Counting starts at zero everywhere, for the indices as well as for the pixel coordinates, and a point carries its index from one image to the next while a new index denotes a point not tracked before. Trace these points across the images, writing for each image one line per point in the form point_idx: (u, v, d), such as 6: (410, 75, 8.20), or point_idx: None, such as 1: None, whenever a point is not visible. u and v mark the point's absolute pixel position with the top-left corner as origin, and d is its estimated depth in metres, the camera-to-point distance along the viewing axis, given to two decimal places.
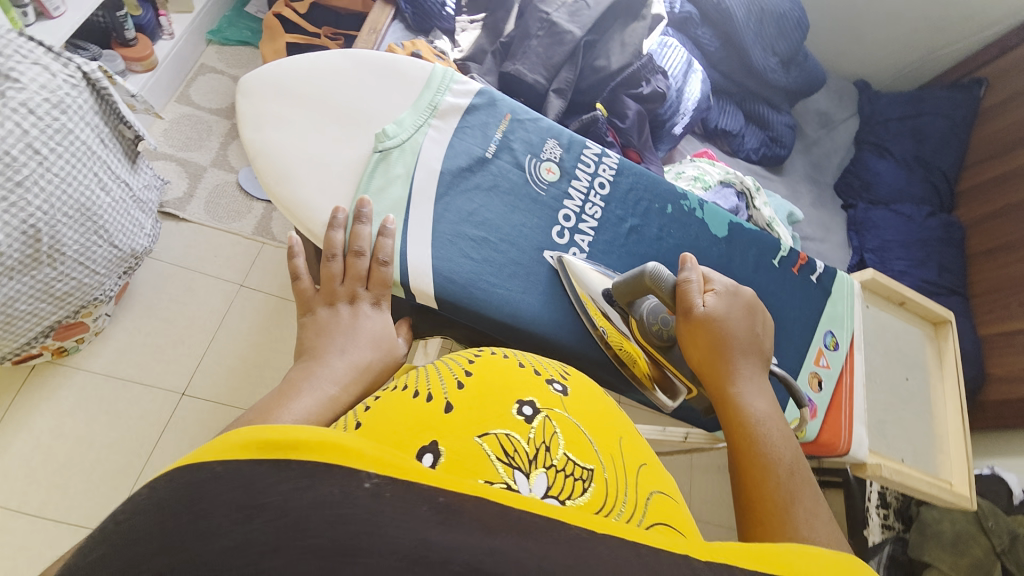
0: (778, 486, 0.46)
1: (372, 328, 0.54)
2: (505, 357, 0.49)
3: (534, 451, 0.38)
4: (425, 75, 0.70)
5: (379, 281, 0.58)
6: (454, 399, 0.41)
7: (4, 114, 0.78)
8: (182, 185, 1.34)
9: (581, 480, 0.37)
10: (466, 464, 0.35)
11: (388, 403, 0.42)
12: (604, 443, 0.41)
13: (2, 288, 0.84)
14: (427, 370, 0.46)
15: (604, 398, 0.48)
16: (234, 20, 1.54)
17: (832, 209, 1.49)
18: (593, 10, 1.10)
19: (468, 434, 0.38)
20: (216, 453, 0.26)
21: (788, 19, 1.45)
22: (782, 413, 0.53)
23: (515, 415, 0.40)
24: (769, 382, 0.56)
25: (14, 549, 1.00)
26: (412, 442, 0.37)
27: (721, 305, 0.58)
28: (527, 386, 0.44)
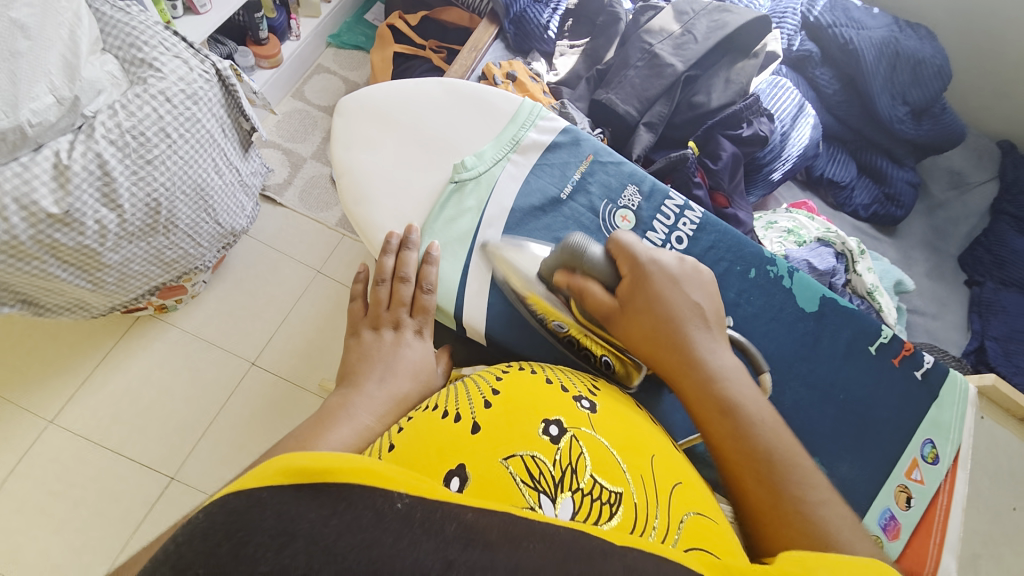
0: (761, 479, 0.45)
1: (412, 358, 0.54)
2: (533, 372, 0.49)
3: (561, 473, 0.38)
4: (512, 109, 0.70)
5: (423, 309, 0.59)
6: (480, 419, 0.41)
7: (144, 99, 0.89)
8: (283, 173, 1.46)
9: (609, 505, 0.37)
10: (495, 489, 0.36)
11: (417, 424, 0.42)
12: (634, 462, 0.41)
13: (121, 251, 0.95)
14: (455, 388, 0.46)
15: (634, 419, 0.47)
16: (352, 26, 1.66)
17: (951, 283, 1.29)
18: (701, 44, 1.05)
19: (494, 456, 0.38)
20: (260, 479, 0.31)
21: (926, 67, 1.29)
22: (750, 387, 0.50)
23: (542, 436, 0.40)
24: (730, 355, 0.52)
25: (97, 475, 1.14)
26: (440, 465, 0.38)
27: (647, 286, 0.55)
28: (554, 403, 0.43)
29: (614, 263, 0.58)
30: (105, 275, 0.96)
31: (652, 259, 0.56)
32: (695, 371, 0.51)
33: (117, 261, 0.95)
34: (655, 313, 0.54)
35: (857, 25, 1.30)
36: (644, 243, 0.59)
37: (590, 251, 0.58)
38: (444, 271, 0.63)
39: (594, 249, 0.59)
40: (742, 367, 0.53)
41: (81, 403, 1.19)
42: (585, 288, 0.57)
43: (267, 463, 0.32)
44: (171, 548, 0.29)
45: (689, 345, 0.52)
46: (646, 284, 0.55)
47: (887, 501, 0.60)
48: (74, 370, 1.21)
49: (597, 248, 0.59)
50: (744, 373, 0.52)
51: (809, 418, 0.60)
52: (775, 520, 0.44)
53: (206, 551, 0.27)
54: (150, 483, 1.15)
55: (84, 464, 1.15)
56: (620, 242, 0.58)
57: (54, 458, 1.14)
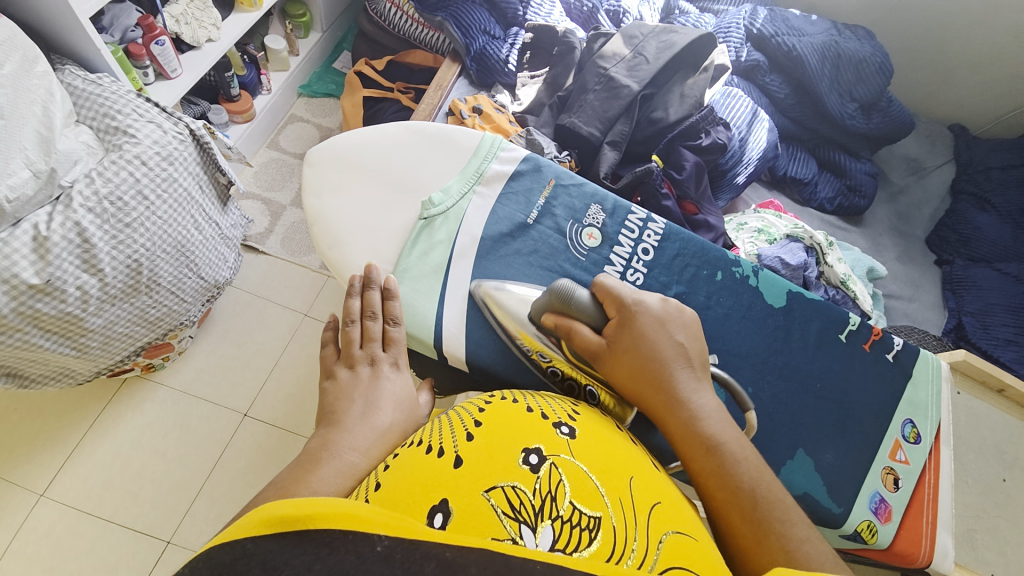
0: (745, 514, 0.47)
1: (393, 389, 0.55)
2: (515, 401, 0.50)
3: (540, 502, 0.38)
4: (474, 143, 0.74)
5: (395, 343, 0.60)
6: (462, 452, 0.42)
7: (120, 164, 0.91)
8: (264, 222, 1.48)
9: (588, 530, 0.37)
10: (477, 524, 0.36)
11: (402, 461, 0.43)
12: (612, 485, 0.41)
13: (104, 314, 0.95)
14: (438, 423, 0.47)
15: (615, 441, 0.48)
16: (322, 75, 1.72)
17: (922, 265, 1.34)
18: (652, 64, 1.10)
19: (475, 489, 0.39)
20: (247, 528, 0.33)
21: (867, 65, 1.36)
22: (729, 426, 0.52)
23: (522, 465, 0.41)
24: (710, 394, 0.54)
25: (90, 547, 1.11)
26: (423, 502, 0.38)
27: (632, 327, 0.57)
28: (534, 432, 0.44)
29: (602, 307, 0.60)
30: (88, 340, 0.96)
31: (636, 301, 0.59)
32: (680, 411, 0.53)
33: (100, 325, 0.96)
34: (640, 354, 0.56)
35: (797, 33, 1.38)
36: (628, 287, 0.62)
37: (578, 296, 0.59)
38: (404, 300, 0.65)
39: (583, 293, 0.60)
40: (722, 405, 0.55)
41: (71, 473, 1.16)
42: (572, 330, 0.59)
43: (249, 514, 0.34)
44: None
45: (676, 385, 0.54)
46: (631, 326, 0.57)
47: (876, 485, 0.61)
48: (61, 440, 1.19)
49: (585, 291, 0.61)
50: (725, 411, 0.54)
51: (791, 411, 0.62)
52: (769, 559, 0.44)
53: None
54: (147, 549, 1.12)
55: (76, 536, 1.11)
56: (606, 288, 0.61)
57: (45, 534, 1.11)
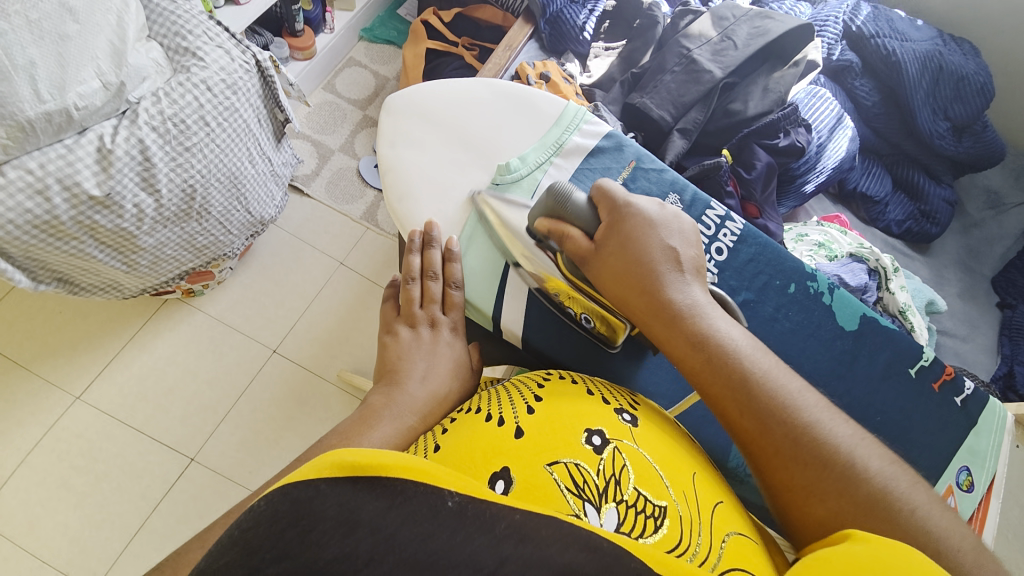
0: (743, 412, 0.46)
1: (451, 356, 0.56)
2: (574, 381, 0.49)
3: (605, 484, 0.38)
4: (556, 112, 0.70)
5: (454, 307, 0.61)
6: (524, 424, 0.42)
7: (187, 87, 0.91)
8: (311, 164, 1.47)
9: (653, 517, 0.37)
10: (540, 496, 0.37)
11: (461, 425, 0.44)
12: (676, 478, 0.41)
13: (156, 234, 0.97)
14: (498, 392, 0.48)
15: (675, 436, 0.47)
16: (385, 21, 1.68)
17: (984, 305, 1.26)
18: (740, 51, 1.03)
19: (537, 461, 0.39)
20: (317, 471, 0.32)
21: (969, 83, 1.26)
22: (716, 321, 0.50)
23: (585, 445, 0.40)
24: (697, 291, 0.52)
25: (121, 451, 1.17)
26: (486, 469, 0.38)
27: (614, 236, 0.55)
28: (597, 414, 0.43)
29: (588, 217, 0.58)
30: (139, 258, 0.99)
31: (619, 205, 0.56)
32: (666, 308, 0.51)
33: (151, 244, 0.98)
34: (625, 255, 0.54)
35: (900, 37, 1.27)
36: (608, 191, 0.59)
37: (572, 203, 0.58)
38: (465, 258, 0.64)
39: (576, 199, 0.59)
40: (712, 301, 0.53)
41: (109, 380, 1.22)
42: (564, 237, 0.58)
43: (321, 456, 0.33)
44: (235, 533, 0.30)
45: (663, 281, 0.52)
46: (619, 228, 0.56)
47: None
48: (103, 348, 1.24)
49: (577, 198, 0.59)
50: (712, 306, 0.52)
51: None
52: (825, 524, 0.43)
53: (275, 534, 0.29)
54: (171, 463, 1.17)
55: (108, 440, 1.18)
56: (593, 196, 0.58)
57: (81, 433, 1.17)
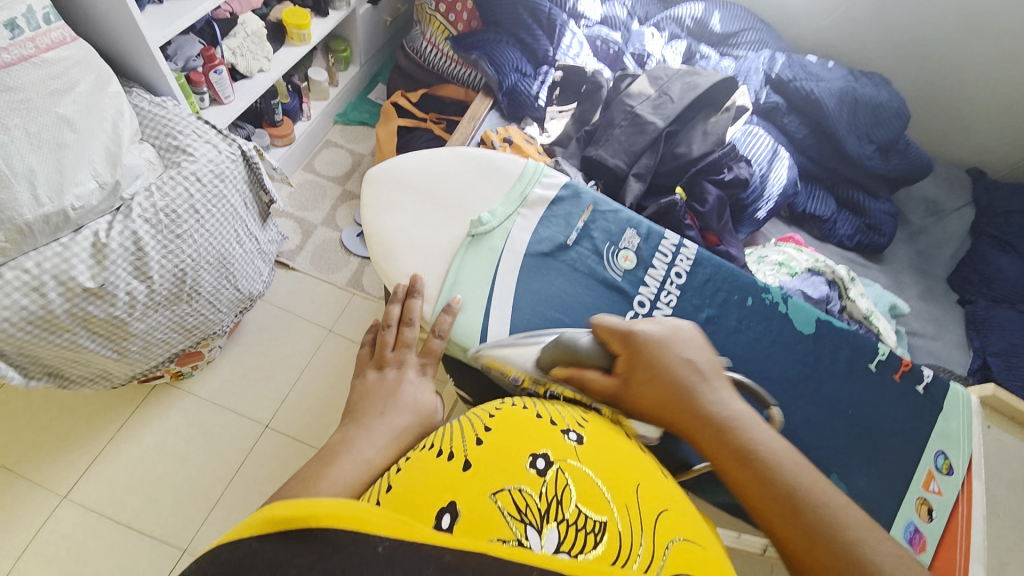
0: (797, 523, 0.46)
1: (413, 394, 0.57)
2: (524, 408, 0.52)
3: (547, 505, 0.40)
4: (519, 169, 0.78)
5: (431, 352, 0.64)
6: (472, 455, 0.44)
7: (178, 180, 0.98)
8: (296, 240, 1.54)
9: (593, 532, 0.39)
10: (484, 525, 0.38)
11: (414, 461, 0.45)
12: (618, 492, 0.43)
13: (147, 320, 0.99)
14: (452, 425, 0.50)
15: (623, 449, 0.50)
16: (357, 105, 1.83)
17: (945, 304, 1.35)
18: (677, 103, 1.16)
19: (483, 490, 0.41)
20: (252, 529, 0.37)
21: (885, 109, 1.41)
22: (761, 432, 0.52)
23: (529, 469, 0.43)
24: (736, 404, 0.54)
25: (107, 551, 1.11)
26: (433, 502, 0.40)
27: (642, 357, 0.58)
28: (541, 438, 0.46)
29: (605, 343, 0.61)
30: (130, 345, 1.00)
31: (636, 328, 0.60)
32: (698, 424, 0.53)
33: (142, 330, 1.00)
34: (657, 376, 0.56)
35: (815, 78, 1.44)
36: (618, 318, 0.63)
37: (580, 341, 0.61)
38: (434, 303, 0.69)
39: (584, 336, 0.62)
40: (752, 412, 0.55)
41: (94, 476, 1.18)
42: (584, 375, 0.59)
43: (259, 513, 0.38)
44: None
45: (692, 398, 0.55)
46: (640, 351, 0.59)
47: (910, 514, 0.61)
48: (89, 443, 1.22)
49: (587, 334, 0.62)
50: (753, 418, 0.54)
51: (821, 435, 0.63)
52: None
53: None
54: (162, 558, 1.12)
55: (94, 541, 1.12)
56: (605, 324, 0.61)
57: (65, 537, 1.12)
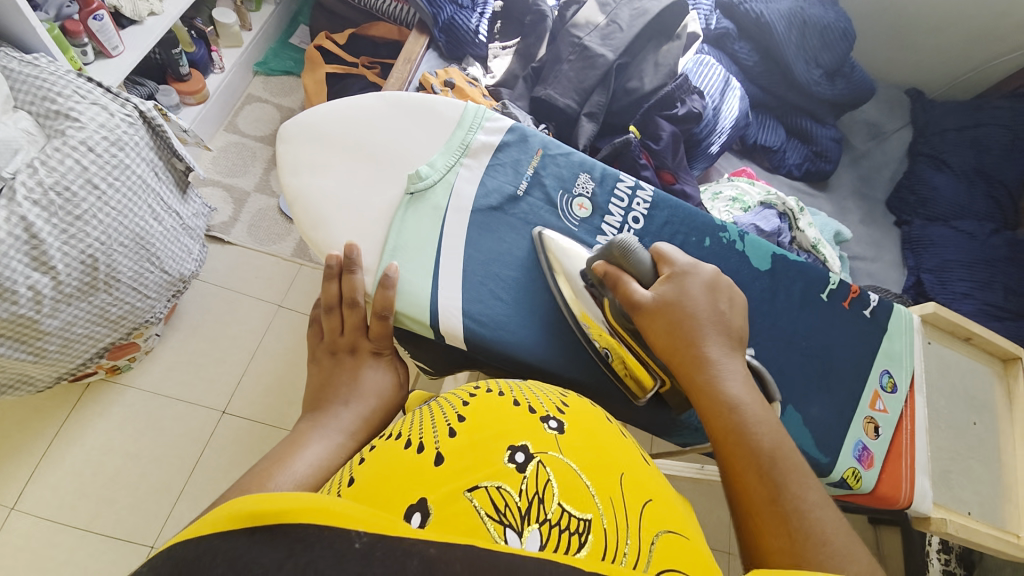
0: (762, 474, 0.47)
1: (374, 379, 0.57)
2: (501, 395, 0.48)
3: (527, 503, 0.36)
4: (457, 113, 0.71)
5: (379, 332, 0.60)
6: (445, 450, 0.40)
7: (65, 152, 0.84)
8: (227, 211, 1.40)
9: (578, 533, 0.35)
10: (458, 526, 0.34)
11: (381, 456, 0.41)
12: (604, 484, 0.39)
13: (61, 314, 0.88)
14: (422, 416, 0.46)
15: (606, 433, 0.46)
16: (278, 52, 1.63)
17: (884, 226, 1.40)
18: (627, 32, 1.09)
19: (457, 488, 0.36)
20: (212, 524, 0.30)
21: (832, 31, 1.39)
22: (756, 394, 0.52)
23: (507, 463, 0.39)
24: (744, 365, 0.54)
25: (68, 558, 1.06)
26: (401, 501, 0.36)
27: (679, 289, 0.57)
28: (520, 428, 0.42)
29: (655, 267, 0.60)
30: (45, 344, 0.90)
31: (689, 268, 0.59)
32: (690, 350, 0.54)
33: (57, 326, 0.89)
34: (682, 311, 0.56)
35: None
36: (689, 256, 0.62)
37: (636, 252, 0.59)
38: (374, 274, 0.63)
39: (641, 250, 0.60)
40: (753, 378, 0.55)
41: (38, 484, 1.10)
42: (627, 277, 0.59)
43: (219, 507, 0.31)
44: None
45: (698, 328, 0.55)
46: (679, 284, 0.57)
47: (859, 434, 0.64)
48: (24, 450, 1.12)
49: (643, 249, 0.61)
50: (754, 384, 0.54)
51: (778, 369, 0.64)
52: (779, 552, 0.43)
53: None
54: (129, 556, 1.07)
55: (51, 550, 1.06)
56: (662, 252, 0.60)
57: (17, 549, 1.05)
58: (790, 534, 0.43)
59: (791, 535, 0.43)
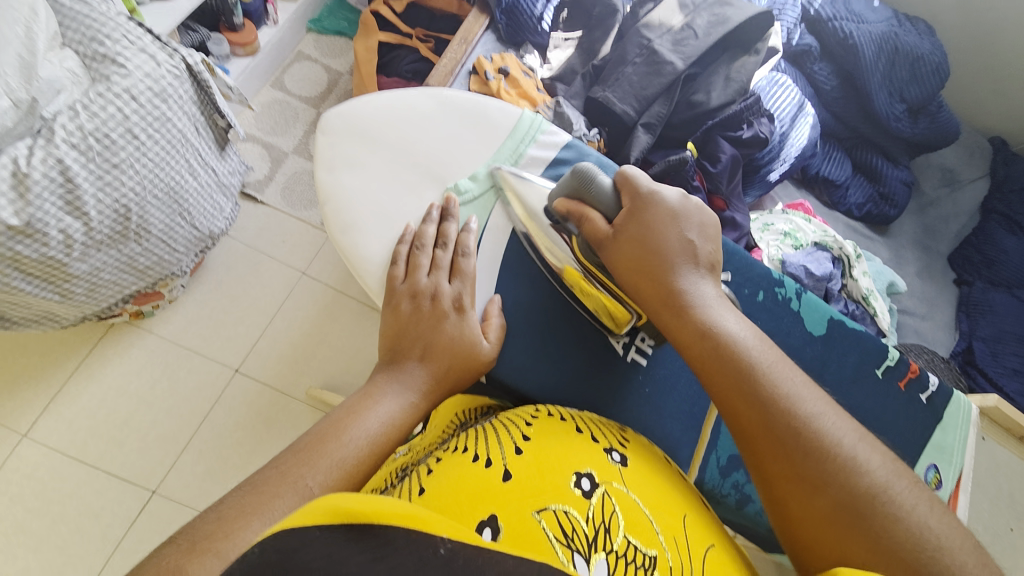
0: (747, 401, 0.43)
1: (453, 333, 0.51)
2: (562, 420, 0.47)
3: (594, 532, 0.34)
4: (510, 124, 0.67)
5: (463, 275, 0.55)
6: (513, 467, 0.38)
7: (108, 98, 0.83)
8: (263, 169, 1.39)
9: (643, 569, 0.33)
10: (529, 546, 0.33)
11: (448, 465, 0.39)
12: (666, 523, 0.37)
13: (90, 259, 0.89)
14: (485, 429, 0.44)
15: (665, 475, 0.44)
16: (334, 11, 1.58)
17: (942, 282, 1.30)
18: (702, 40, 1.00)
19: (525, 508, 0.35)
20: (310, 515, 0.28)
21: (926, 63, 1.26)
22: (729, 316, 0.49)
23: (575, 489, 0.37)
24: (715, 290, 0.51)
25: (75, 490, 1.10)
26: (472, 515, 0.34)
27: (643, 219, 0.53)
28: (585, 454, 0.41)
29: (617, 199, 0.56)
30: (73, 286, 0.91)
31: (654, 192, 0.54)
32: (658, 283, 0.51)
33: (86, 271, 0.90)
34: (647, 242, 0.52)
35: (856, 19, 1.26)
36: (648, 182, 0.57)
37: (597, 184, 0.56)
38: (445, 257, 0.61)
39: (603, 179, 0.57)
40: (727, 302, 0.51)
41: (55, 415, 1.14)
42: (585, 217, 0.56)
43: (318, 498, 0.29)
44: None
45: (662, 256, 0.51)
46: (642, 214, 0.54)
47: None
48: (46, 380, 1.16)
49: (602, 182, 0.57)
50: (729, 307, 0.50)
51: None
52: (780, 476, 0.41)
53: None
54: (132, 498, 1.11)
55: (61, 480, 1.10)
56: (624, 179, 0.56)
57: (31, 472, 1.10)
58: (809, 467, 0.40)
59: (811, 467, 0.40)
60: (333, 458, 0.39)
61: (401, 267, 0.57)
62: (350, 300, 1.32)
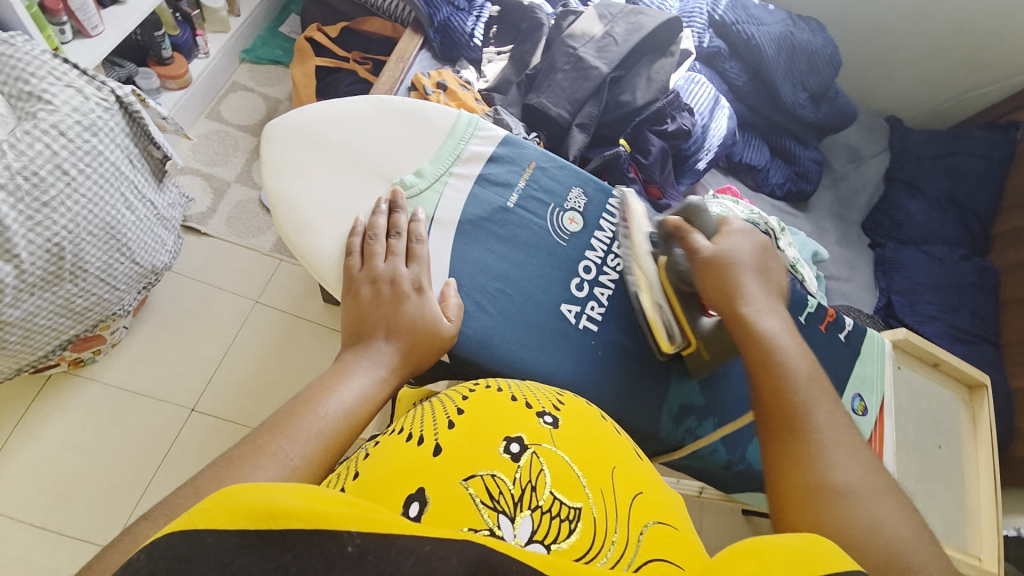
0: (794, 395, 0.51)
1: (414, 311, 0.54)
2: (499, 391, 0.48)
3: (520, 491, 0.36)
4: (449, 122, 0.72)
5: (418, 259, 0.59)
6: (444, 441, 0.39)
7: (35, 136, 0.80)
8: (205, 201, 1.36)
9: (568, 521, 0.35)
10: (452, 515, 0.34)
11: (385, 447, 0.41)
12: (594, 475, 0.39)
13: (23, 304, 0.84)
14: (423, 410, 0.45)
15: (598, 426, 0.45)
16: (267, 40, 1.59)
17: (859, 247, 1.45)
18: (621, 46, 1.09)
19: (454, 478, 0.36)
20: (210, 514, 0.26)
21: (819, 56, 1.42)
22: (789, 331, 0.56)
23: (503, 453, 0.38)
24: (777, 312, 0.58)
25: (18, 560, 1.01)
26: (402, 490, 0.36)
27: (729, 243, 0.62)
28: (516, 421, 0.42)
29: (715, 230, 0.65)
30: (5, 335, 0.86)
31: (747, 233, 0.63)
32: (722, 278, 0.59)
33: (19, 317, 0.85)
34: (726, 259, 0.60)
35: (756, 22, 1.41)
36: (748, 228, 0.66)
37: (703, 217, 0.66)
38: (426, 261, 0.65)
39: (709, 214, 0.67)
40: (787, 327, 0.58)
41: None
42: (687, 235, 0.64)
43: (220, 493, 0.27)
44: None
45: (732, 267, 0.59)
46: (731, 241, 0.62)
47: None
48: None
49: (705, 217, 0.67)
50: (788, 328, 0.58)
51: None
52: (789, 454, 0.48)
53: None
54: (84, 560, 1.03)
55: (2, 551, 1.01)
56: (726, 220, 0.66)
57: None
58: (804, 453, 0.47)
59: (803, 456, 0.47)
60: (309, 431, 0.40)
61: (356, 257, 0.59)
62: (309, 322, 1.30)
